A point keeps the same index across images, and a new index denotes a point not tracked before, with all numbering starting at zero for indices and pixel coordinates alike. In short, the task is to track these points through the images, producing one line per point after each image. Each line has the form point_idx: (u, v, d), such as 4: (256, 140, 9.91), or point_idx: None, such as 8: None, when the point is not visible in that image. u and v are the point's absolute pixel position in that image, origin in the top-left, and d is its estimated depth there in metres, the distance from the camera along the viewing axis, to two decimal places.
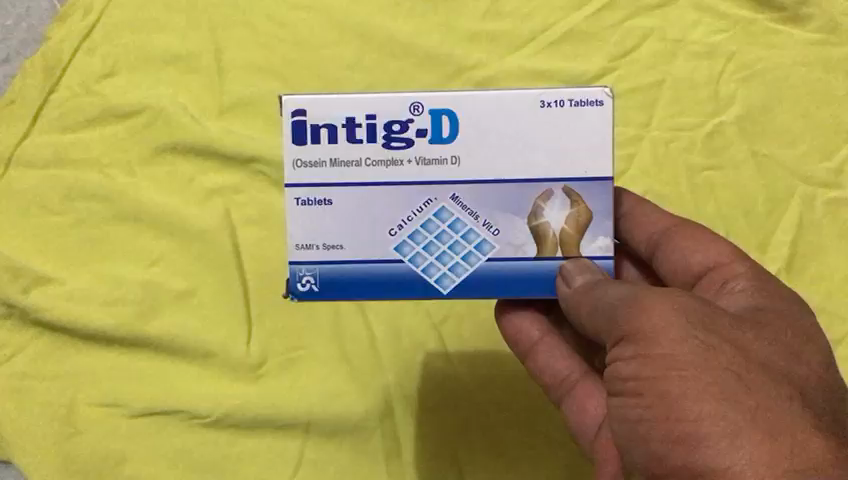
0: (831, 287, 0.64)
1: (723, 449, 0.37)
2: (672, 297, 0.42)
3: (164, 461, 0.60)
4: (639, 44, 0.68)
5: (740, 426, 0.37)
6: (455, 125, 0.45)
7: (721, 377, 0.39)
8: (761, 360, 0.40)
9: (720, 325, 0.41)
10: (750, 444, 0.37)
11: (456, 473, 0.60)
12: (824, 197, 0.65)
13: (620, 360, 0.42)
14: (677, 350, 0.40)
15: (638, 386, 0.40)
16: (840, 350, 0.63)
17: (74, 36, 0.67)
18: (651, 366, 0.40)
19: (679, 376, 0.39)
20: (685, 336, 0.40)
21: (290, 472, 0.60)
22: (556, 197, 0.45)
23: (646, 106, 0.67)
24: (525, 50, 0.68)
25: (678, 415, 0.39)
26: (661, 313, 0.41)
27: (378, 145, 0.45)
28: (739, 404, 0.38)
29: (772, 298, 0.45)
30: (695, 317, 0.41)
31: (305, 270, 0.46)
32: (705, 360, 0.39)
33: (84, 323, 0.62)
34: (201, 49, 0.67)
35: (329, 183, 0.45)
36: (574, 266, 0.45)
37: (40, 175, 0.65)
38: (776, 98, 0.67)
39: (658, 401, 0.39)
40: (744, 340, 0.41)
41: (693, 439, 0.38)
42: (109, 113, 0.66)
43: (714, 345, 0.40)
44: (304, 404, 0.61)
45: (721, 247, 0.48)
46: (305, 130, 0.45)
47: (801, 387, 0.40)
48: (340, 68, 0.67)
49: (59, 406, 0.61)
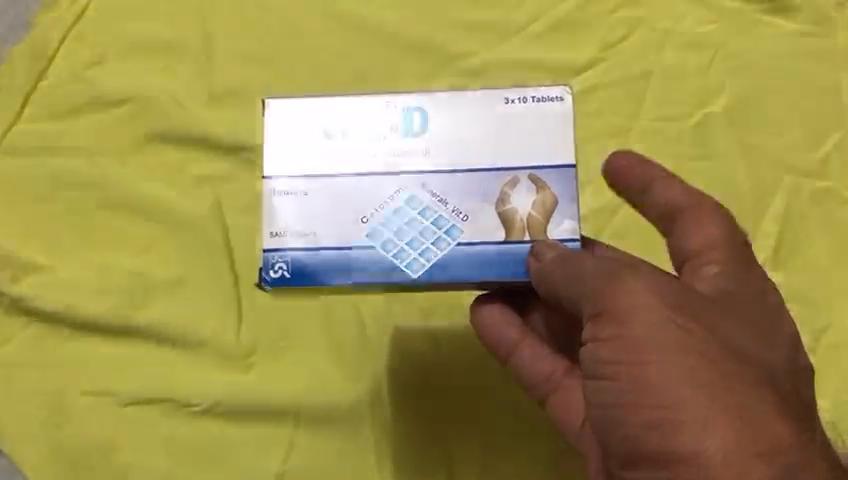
0: (817, 274, 0.64)
1: (693, 437, 0.39)
2: (650, 276, 0.43)
3: (154, 449, 0.60)
4: (627, 35, 0.69)
5: (710, 412, 0.39)
6: (425, 121, 0.49)
7: (693, 361, 0.40)
8: (730, 342, 0.42)
9: (695, 304, 0.42)
10: (718, 431, 0.39)
11: (446, 458, 0.61)
12: (811, 187, 0.66)
13: (594, 339, 0.43)
14: (654, 335, 0.41)
15: (613, 369, 0.42)
16: (828, 338, 0.63)
17: (63, 24, 0.67)
18: (626, 348, 0.41)
19: (653, 360, 0.41)
20: (659, 318, 0.41)
21: (281, 459, 0.60)
22: (522, 184, 0.48)
23: (635, 96, 0.68)
24: (514, 40, 0.69)
25: (651, 401, 0.40)
26: (639, 293, 0.42)
27: (352, 140, 0.48)
28: (713, 389, 0.40)
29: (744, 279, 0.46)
30: (669, 297, 0.42)
31: (279, 259, 0.47)
32: (681, 344, 0.41)
33: (73, 311, 0.62)
34: (192, 39, 0.67)
35: (305, 175, 0.48)
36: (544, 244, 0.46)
37: (28, 162, 0.65)
38: (761, 89, 0.68)
39: (632, 384, 0.41)
40: (716, 322, 0.42)
41: (665, 425, 0.40)
42: (99, 102, 0.66)
43: (688, 327, 0.41)
44: (294, 392, 0.61)
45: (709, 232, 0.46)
46: (284, 127, 0.49)
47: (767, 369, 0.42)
48: (331, 57, 0.67)
49: (48, 395, 0.61)
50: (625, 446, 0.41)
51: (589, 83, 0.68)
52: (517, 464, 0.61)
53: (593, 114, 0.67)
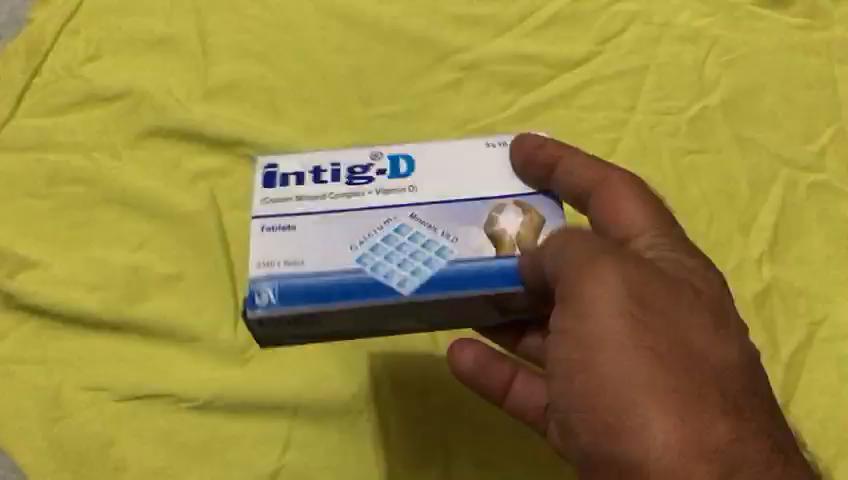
0: (814, 267, 0.64)
1: (640, 435, 0.39)
2: (619, 266, 0.42)
3: (149, 445, 0.59)
4: (623, 29, 0.69)
5: (656, 412, 0.39)
6: (411, 165, 0.52)
7: (644, 358, 0.40)
8: (690, 336, 0.41)
9: (659, 296, 0.42)
10: (665, 431, 0.38)
11: (442, 453, 0.60)
12: (807, 180, 0.66)
13: (555, 331, 0.44)
14: (607, 329, 0.41)
15: (569, 365, 0.42)
16: (823, 332, 0.62)
17: (60, 20, 0.68)
18: (583, 343, 0.42)
19: (606, 357, 0.41)
20: (617, 313, 0.41)
21: (277, 453, 0.60)
22: (509, 209, 0.51)
23: (631, 90, 0.68)
24: (510, 35, 0.69)
25: (603, 401, 0.40)
26: (601, 285, 0.42)
27: (342, 183, 0.51)
28: (659, 388, 0.39)
29: (704, 269, 0.45)
30: (630, 290, 0.41)
31: (265, 288, 0.48)
32: (631, 338, 0.40)
33: (68, 306, 0.62)
34: (190, 35, 0.68)
35: (292, 213, 0.50)
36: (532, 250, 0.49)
37: (23, 158, 0.65)
38: (755, 83, 0.68)
39: (587, 381, 0.41)
40: (681, 315, 0.41)
41: (611, 425, 0.40)
42: (95, 97, 0.66)
43: (646, 321, 0.41)
44: (292, 388, 0.61)
45: (643, 217, 0.47)
46: (274, 178, 0.51)
47: (729, 366, 0.41)
48: (327, 52, 0.68)
49: (44, 390, 0.60)
50: (583, 442, 0.42)
51: (585, 78, 0.68)
52: (513, 460, 0.60)
53: (590, 107, 0.67)
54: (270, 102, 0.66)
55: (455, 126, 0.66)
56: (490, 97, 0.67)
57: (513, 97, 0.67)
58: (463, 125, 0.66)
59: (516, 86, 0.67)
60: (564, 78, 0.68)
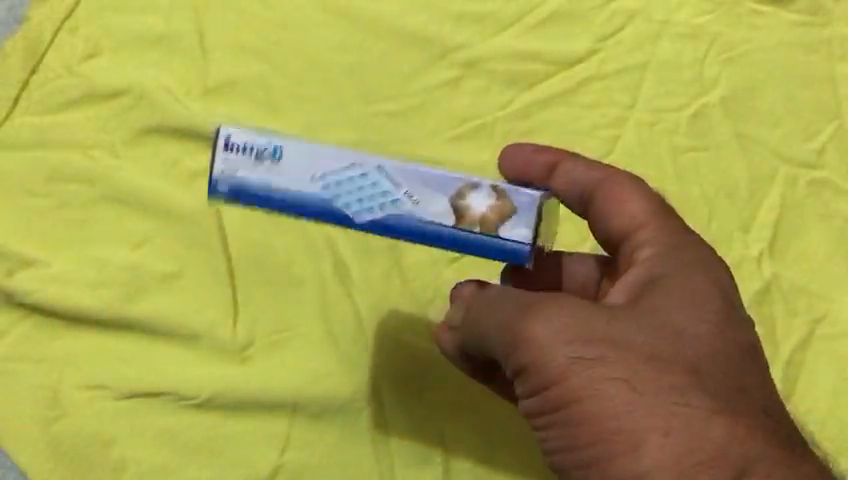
0: (813, 265, 0.64)
1: (634, 463, 0.43)
2: (551, 313, 0.45)
3: (153, 443, 0.60)
4: (624, 25, 0.68)
5: (644, 437, 0.43)
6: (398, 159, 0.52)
7: (616, 390, 0.43)
8: (652, 351, 0.44)
9: (605, 328, 0.44)
10: (653, 454, 0.42)
11: (444, 451, 0.61)
12: (807, 178, 0.66)
13: (522, 390, 0.46)
14: (569, 382, 0.44)
15: (548, 417, 0.45)
16: (821, 330, 0.63)
17: (54, 16, 0.66)
18: (553, 398, 0.44)
19: (578, 402, 0.44)
20: (571, 360, 0.44)
21: (279, 450, 0.60)
22: (483, 188, 0.45)
23: (631, 87, 0.67)
24: (509, 31, 0.68)
25: (592, 441, 0.44)
26: (542, 342, 0.44)
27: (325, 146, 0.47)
28: (644, 416, 0.43)
29: (674, 264, 0.48)
30: (576, 333, 0.44)
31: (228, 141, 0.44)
32: (595, 382, 0.43)
33: (68, 306, 0.62)
34: (185, 31, 0.67)
35: (260, 136, 0.44)
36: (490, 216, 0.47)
37: (22, 156, 0.64)
38: (756, 80, 0.68)
39: (568, 425, 0.44)
40: (633, 336, 0.44)
41: (603, 458, 0.44)
42: (93, 95, 0.66)
43: (600, 357, 0.44)
44: (292, 386, 0.61)
45: (635, 208, 0.49)
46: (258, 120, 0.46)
47: (696, 367, 0.45)
48: (325, 48, 0.67)
49: (45, 389, 0.60)
50: (579, 477, 0.45)
51: (585, 75, 0.68)
52: (512, 456, 0.62)
53: (590, 105, 0.67)
54: (270, 100, 0.66)
55: (454, 123, 0.67)
56: (490, 95, 0.67)
57: (513, 96, 0.67)
58: (462, 123, 0.67)
59: (515, 84, 0.67)
60: (564, 76, 0.68)
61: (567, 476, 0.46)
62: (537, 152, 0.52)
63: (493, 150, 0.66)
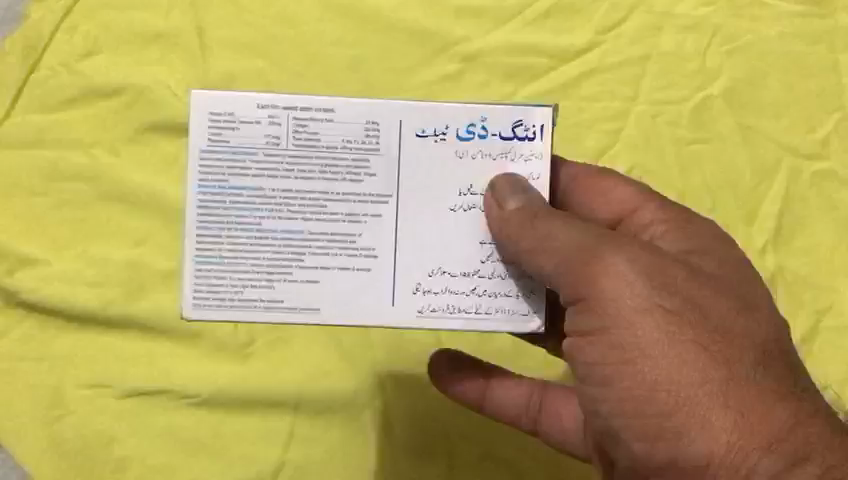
0: (817, 257, 0.64)
1: (700, 434, 0.40)
2: (631, 256, 0.42)
3: (155, 440, 0.59)
4: (625, 17, 0.68)
5: (714, 411, 0.40)
6: None
7: (692, 353, 0.40)
8: (722, 317, 0.42)
9: (681, 283, 0.42)
10: (726, 430, 0.40)
11: (447, 448, 0.60)
12: (810, 169, 0.66)
13: (584, 338, 0.43)
14: (642, 329, 0.41)
15: (610, 372, 0.42)
16: (828, 320, 0.63)
17: (54, 14, 0.66)
18: (621, 350, 0.41)
19: (652, 358, 0.41)
20: (651, 311, 0.41)
21: (280, 449, 0.60)
22: None
23: (633, 80, 0.67)
24: (510, 25, 0.68)
25: (656, 406, 0.41)
26: (623, 285, 0.41)
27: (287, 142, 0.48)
28: (711, 382, 0.40)
29: (715, 239, 0.46)
30: (657, 281, 0.41)
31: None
32: (671, 333, 0.41)
33: (68, 304, 0.61)
34: (184, 27, 0.67)
35: None
36: (506, 183, 0.44)
37: (20, 154, 0.64)
38: (758, 72, 0.67)
39: (629, 385, 0.41)
40: (708, 297, 0.42)
41: (673, 426, 0.41)
42: (92, 92, 0.65)
43: (679, 312, 0.41)
44: (294, 383, 0.60)
45: (624, 193, 0.49)
46: None
47: (764, 344, 0.42)
48: (325, 44, 0.67)
49: (46, 389, 0.60)
50: (634, 442, 0.42)
51: (586, 68, 0.67)
52: (517, 454, 0.61)
53: (591, 98, 0.67)
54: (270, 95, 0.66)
55: None
56: (491, 88, 0.67)
57: (514, 89, 0.67)
58: None
59: (516, 77, 0.67)
60: (565, 69, 0.67)
61: (618, 439, 0.43)
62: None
63: None
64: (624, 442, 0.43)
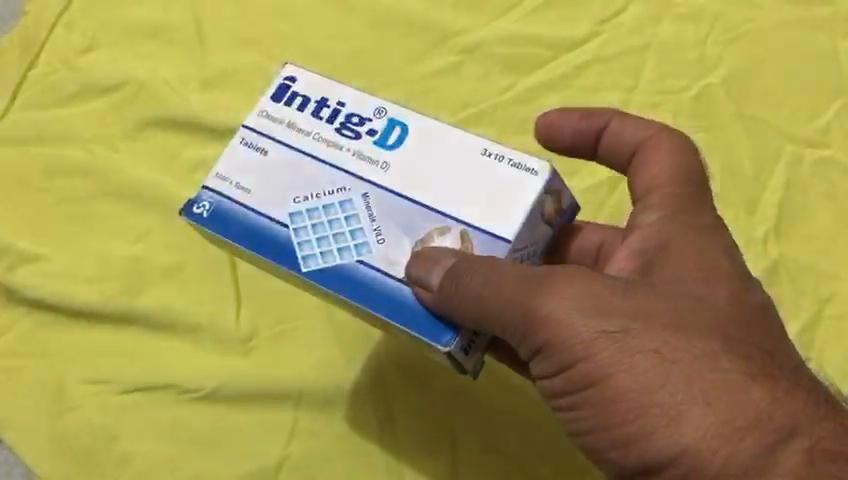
0: (821, 246, 0.62)
1: (667, 434, 0.39)
2: (568, 291, 0.41)
3: (157, 436, 0.59)
4: (624, 8, 0.69)
5: (679, 407, 0.39)
6: (402, 135, 0.46)
7: (645, 362, 0.40)
8: (669, 315, 0.41)
9: (622, 304, 0.41)
10: (693, 423, 0.39)
11: (449, 441, 0.59)
12: (812, 156, 0.65)
13: (548, 377, 0.43)
14: (590, 353, 0.41)
15: (576, 398, 0.42)
16: (832, 309, 0.60)
17: (53, 12, 0.68)
18: (579, 377, 0.41)
19: (608, 377, 0.41)
20: (596, 335, 0.41)
21: (282, 443, 0.59)
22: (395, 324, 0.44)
23: (632, 70, 0.67)
24: (508, 18, 0.68)
25: (620, 418, 0.41)
26: (560, 321, 0.41)
27: (321, 144, 0.46)
28: (671, 387, 0.39)
29: (687, 231, 0.45)
30: (593, 305, 0.41)
31: (206, 197, 0.47)
32: (619, 350, 0.40)
33: (68, 299, 0.61)
34: (184, 23, 0.68)
35: (272, 136, 0.47)
36: (425, 270, 0.42)
37: (19, 151, 0.65)
38: (757, 59, 0.67)
39: (596, 405, 0.41)
40: (653, 305, 0.41)
41: (642, 433, 0.40)
42: (93, 89, 0.67)
43: (621, 329, 0.41)
44: (295, 374, 0.60)
45: (660, 169, 0.47)
46: (285, 91, 0.48)
47: (723, 332, 0.41)
48: (322, 38, 0.68)
49: (47, 385, 0.60)
50: (612, 452, 0.42)
51: (585, 59, 0.67)
52: (520, 447, 0.59)
53: (591, 88, 0.66)
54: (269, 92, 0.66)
55: (455, 109, 0.66)
56: (489, 80, 0.67)
57: (513, 81, 0.67)
58: (462, 109, 0.66)
59: (516, 67, 0.67)
60: (565, 59, 0.67)
61: (599, 455, 0.43)
62: (583, 119, 0.50)
63: (495, 135, 0.65)
64: (606, 455, 0.43)
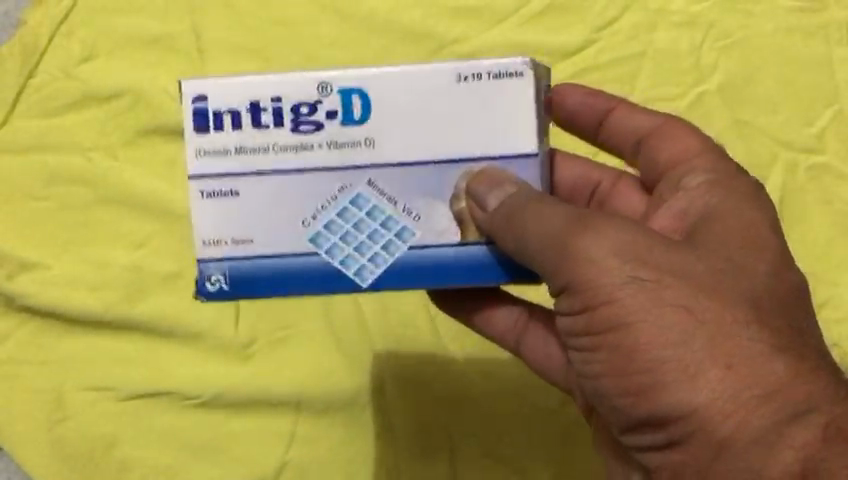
0: (815, 251, 0.64)
1: (683, 388, 0.39)
2: (606, 236, 0.41)
3: (159, 442, 0.60)
4: (619, 16, 0.68)
5: (700, 364, 0.39)
6: (366, 106, 0.44)
7: (674, 316, 0.39)
8: (701, 275, 0.41)
9: (658, 256, 0.41)
10: (712, 383, 0.39)
11: (449, 449, 0.60)
12: (807, 163, 0.66)
13: (566, 316, 0.42)
14: (617, 297, 0.40)
15: (591, 340, 0.41)
16: (826, 313, 0.63)
17: (51, 19, 0.67)
18: (601, 321, 0.40)
19: (632, 326, 0.40)
20: (627, 279, 0.40)
21: (283, 448, 0.60)
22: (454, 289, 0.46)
23: (628, 77, 0.68)
24: (506, 25, 0.68)
25: (637, 366, 0.40)
26: (594, 263, 0.40)
27: (286, 130, 0.44)
28: (696, 343, 0.39)
29: (729, 200, 0.45)
30: (630, 251, 0.40)
31: (214, 270, 0.45)
32: (648, 299, 0.40)
33: (68, 308, 0.62)
34: (179, 31, 0.67)
35: (233, 174, 0.44)
36: (484, 186, 0.44)
37: (17, 160, 0.65)
38: (753, 66, 0.67)
39: (611, 350, 0.41)
40: (686, 262, 0.41)
41: (654, 385, 0.40)
42: (90, 97, 0.66)
43: (654, 280, 0.40)
44: (296, 382, 0.60)
45: (689, 143, 0.49)
46: (206, 116, 0.44)
47: (751, 298, 0.41)
48: (321, 45, 0.67)
49: (47, 393, 0.61)
50: (618, 401, 0.41)
51: (581, 67, 0.68)
52: (519, 451, 0.60)
53: None
54: None
55: None
56: None
57: None
58: None
59: None
60: (563, 67, 0.68)
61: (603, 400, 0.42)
62: (591, 96, 0.53)
63: None
64: (611, 403, 0.42)
